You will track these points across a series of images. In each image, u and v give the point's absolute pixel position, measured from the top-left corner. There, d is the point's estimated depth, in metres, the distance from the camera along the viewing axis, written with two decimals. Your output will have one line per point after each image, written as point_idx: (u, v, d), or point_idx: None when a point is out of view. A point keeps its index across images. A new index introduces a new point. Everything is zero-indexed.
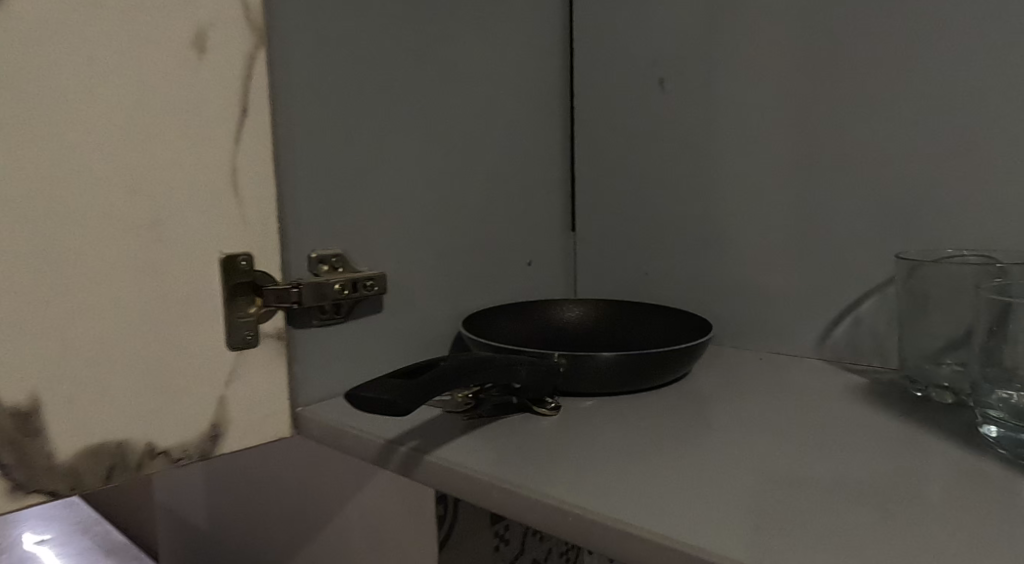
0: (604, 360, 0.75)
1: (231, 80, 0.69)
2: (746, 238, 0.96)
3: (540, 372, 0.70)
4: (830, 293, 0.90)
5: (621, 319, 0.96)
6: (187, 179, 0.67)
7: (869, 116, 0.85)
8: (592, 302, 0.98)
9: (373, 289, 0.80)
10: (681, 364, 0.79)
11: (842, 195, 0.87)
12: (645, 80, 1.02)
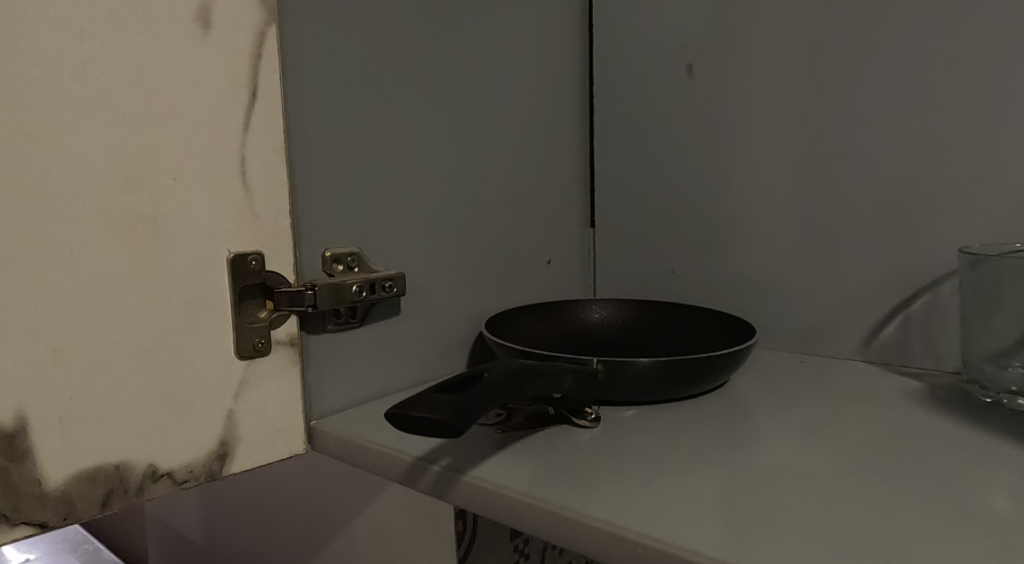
0: (643, 365, 0.68)
1: (238, 59, 0.62)
2: (783, 232, 0.90)
3: (581, 381, 0.64)
4: (877, 291, 0.84)
5: (651, 321, 0.90)
6: (192, 169, 0.60)
7: (924, 101, 0.79)
8: (620, 304, 0.92)
9: (394, 291, 0.74)
10: (725, 369, 0.72)
11: (890, 183, 0.82)
12: (671, 64, 0.96)
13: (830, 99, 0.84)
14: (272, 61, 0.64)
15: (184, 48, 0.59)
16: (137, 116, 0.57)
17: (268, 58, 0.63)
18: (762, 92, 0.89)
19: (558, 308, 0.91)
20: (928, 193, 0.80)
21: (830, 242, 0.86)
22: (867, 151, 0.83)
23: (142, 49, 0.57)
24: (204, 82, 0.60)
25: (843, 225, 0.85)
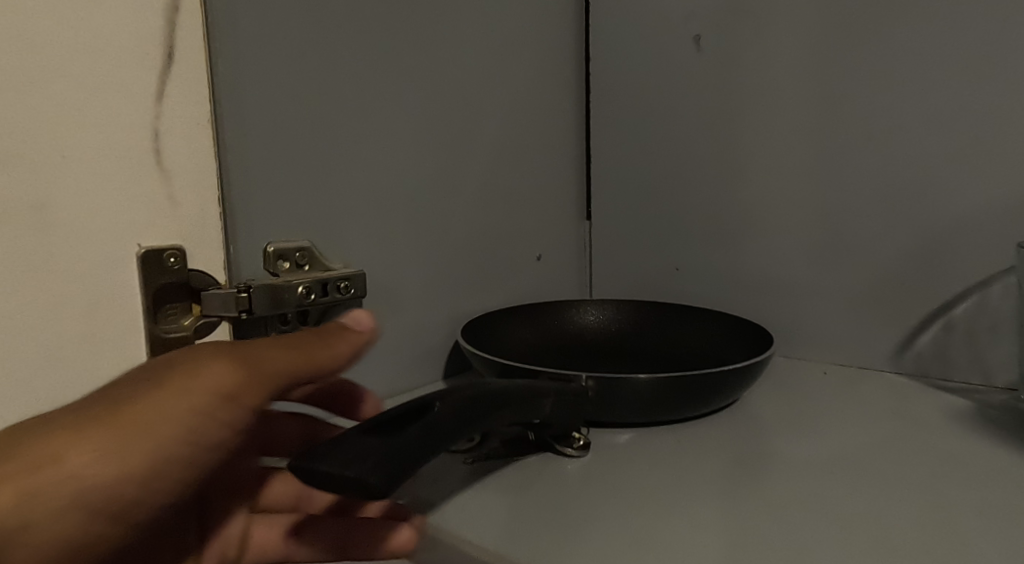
0: (643, 383, 0.58)
1: (147, 15, 0.52)
2: (803, 223, 0.79)
3: (566, 404, 0.54)
4: (913, 293, 0.73)
5: (653, 324, 0.80)
6: (91, 147, 0.51)
7: (967, 68, 0.69)
8: (618, 303, 0.82)
9: (352, 293, 0.63)
10: (737, 386, 0.62)
11: (925, 164, 0.71)
12: (674, 31, 0.85)
13: (858, 67, 0.74)
14: (193, 15, 0.54)
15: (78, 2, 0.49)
16: (18, 84, 0.48)
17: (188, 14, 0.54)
18: (777, 61, 0.78)
19: (549, 309, 0.81)
20: (971, 174, 0.69)
21: (857, 236, 0.76)
22: (899, 126, 0.72)
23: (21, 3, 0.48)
24: (106, 43, 0.51)
25: (874, 214, 0.75)
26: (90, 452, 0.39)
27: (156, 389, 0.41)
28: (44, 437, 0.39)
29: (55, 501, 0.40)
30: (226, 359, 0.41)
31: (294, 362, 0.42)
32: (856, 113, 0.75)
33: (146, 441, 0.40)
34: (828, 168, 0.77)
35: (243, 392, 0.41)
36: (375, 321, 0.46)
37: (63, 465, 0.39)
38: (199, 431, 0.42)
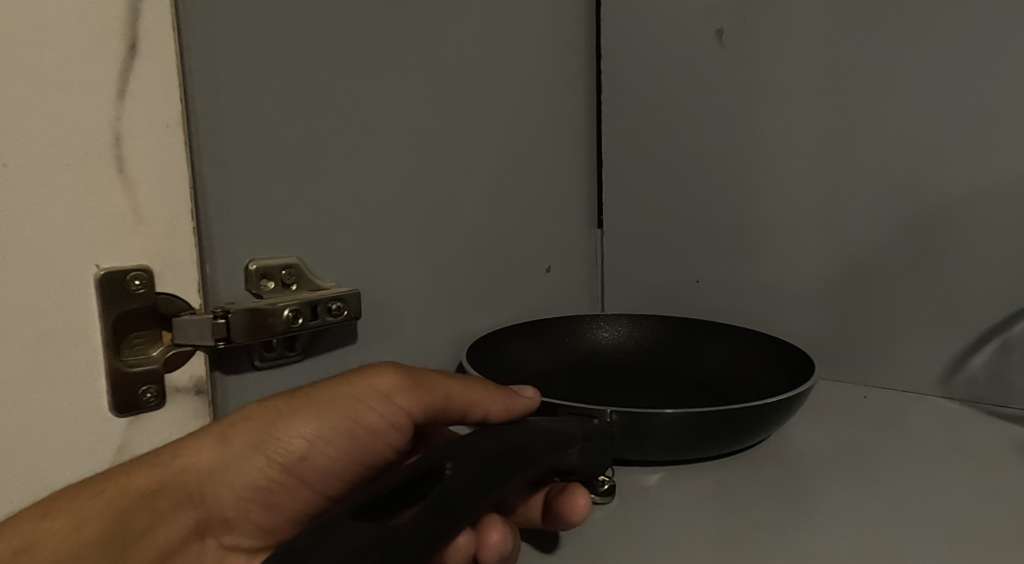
0: (674, 420, 0.52)
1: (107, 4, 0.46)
2: (838, 233, 0.72)
3: (592, 451, 0.50)
4: (964, 312, 0.67)
5: (674, 344, 0.74)
6: (38, 156, 0.44)
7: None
8: (636, 321, 0.75)
9: (343, 314, 0.56)
10: (776, 423, 0.56)
11: (978, 169, 0.65)
12: (693, 24, 0.78)
13: (900, 61, 0.68)
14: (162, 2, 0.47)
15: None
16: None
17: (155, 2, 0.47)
18: (810, 56, 0.72)
19: (561, 325, 0.75)
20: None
21: (899, 249, 0.69)
22: (948, 127, 0.66)
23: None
24: (56, 37, 0.44)
25: (920, 222, 0.68)
26: (299, 433, 0.47)
27: (337, 383, 0.48)
28: (265, 411, 0.46)
29: (261, 464, 0.48)
30: (395, 368, 0.48)
31: (456, 389, 0.49)
32: (900, 112, 0.68)
33: (335, 422, 0.48)
34: (867, 173, 0.70)
35: (404, 396, 0.48)
36: (535, 391, 0.52)
37: (278, 442, 0.47)
38: (363, 422, 0.48)
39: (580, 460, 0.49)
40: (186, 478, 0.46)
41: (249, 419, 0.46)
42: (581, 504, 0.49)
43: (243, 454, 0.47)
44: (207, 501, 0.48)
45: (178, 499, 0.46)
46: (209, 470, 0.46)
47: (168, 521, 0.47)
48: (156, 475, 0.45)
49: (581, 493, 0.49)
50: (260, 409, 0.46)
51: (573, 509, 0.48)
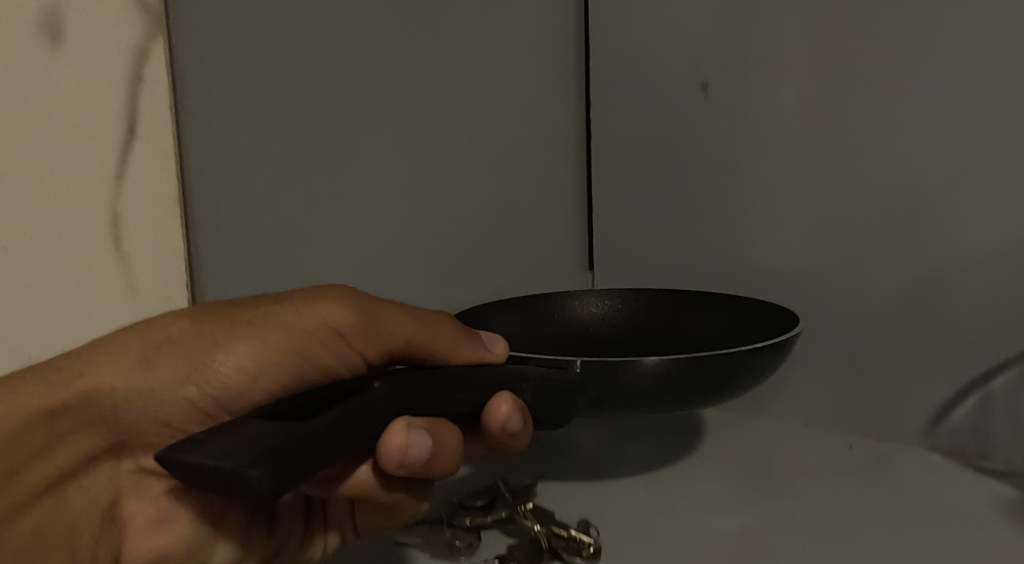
0: (651, 365, 0.55)
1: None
2: (821, 284, 0.73)
3: (554, 396, 0.51)
4: (944, 365, 0.68)
5: (651, 317, 0.76)
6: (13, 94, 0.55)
7: (986, 118, 0.63)
8: (613, 293, 0.77)
9: None
10: (749, 375, 0.58)
11: (944, 221, 0.66)
12: (671, 80, 0.81)
13: (863, 118, 0.69)
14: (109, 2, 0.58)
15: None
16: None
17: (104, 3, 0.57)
18: (779, 114, 0.74)
19: (537, 300, 0.76)
20: (998, 236, 0.64)
21: (876, 300, 0.70)
22: (923, 181, 0.67)
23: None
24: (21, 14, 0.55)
25: (891, 277, 0.69)
26: (236, 362, 0.47)
27: (282, 311, 0.48)
28: (198, 335, 0.46)
29: (186, 393, 0.47)
30: (347, 302, 0.48)
31: (417, 330, 0.48)
32: (867, 170, 0.69)
33: (278, 352, 0.47)
34: (837, 227, 0.72)
35: (357, 335, 0.48)
36: (506, 346, 0.51)
37: (211, 370, 0.47)
38: (314, 357, 0.48)
39: (534, 402, 0.50)
40: (99, 395, 0.45)
41: (176, 343, 0.46)
42: (502, 412, 0.48)
43: (169, 380, 0.46)
44: (123, 428, 0.47)
45: (89, 418, 0.46)
46: (125, 391, 0.46)
47: (72, 441, 0.46)
48: (62, 393, 0.44)
49: (502, 398, 0.48)
50: (193, 330, 0.47)
51: (491, 416, 0.48)
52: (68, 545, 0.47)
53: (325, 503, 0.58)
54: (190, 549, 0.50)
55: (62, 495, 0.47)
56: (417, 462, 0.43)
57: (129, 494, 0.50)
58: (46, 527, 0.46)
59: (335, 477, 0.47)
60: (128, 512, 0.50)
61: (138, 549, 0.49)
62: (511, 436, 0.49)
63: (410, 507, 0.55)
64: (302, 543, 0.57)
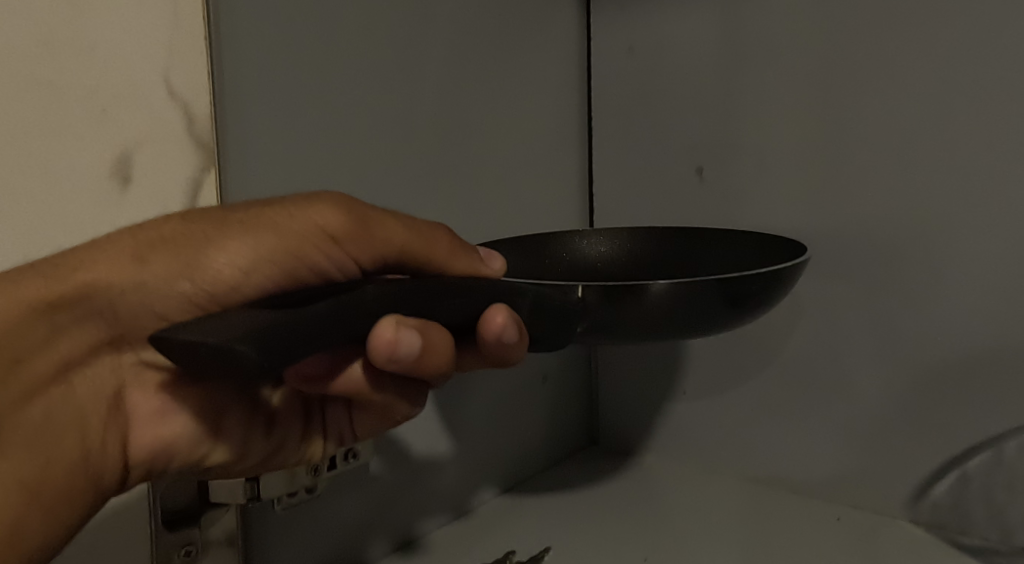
0: (657, 292, 0.54)
1: (155, 13, 0.53)
2: (811, 360, 0.76)
3: (551, 318, 0.47)
4: (924, 443, 0.72)
5: (655, 252, 0.76)
6: (68, 96, 0.50)
7: (994, 210, 0.66)
8: (619, 232, 0.76)
9: (359, 459, 0.63)
10: (758, 297, 0.58)
11: (946, 310, 0.69)
12: (677, 143, 0.81)
13: (878, 195, 0.70)
14: (195, 22, 0.54)
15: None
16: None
17: (190, 26, 0.54)
18: (792, 178, 0.75)
19: (544, 241, 0.74)
20: (994, 326, 0.67)
21: (858, 378, 0.74)
22: (906, 272, 0.70)
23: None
24: (88, 27, 0.50)
25: (888, 354, 0.72)
26: (228, 258, 0.45)
27: (274, 212, 0.45)
28: (188, 235, 0.45)
29: (181, 287, 0.46)
30: (341, 205, 0.44)
31: (411, 237, 0.44)
32: (862, 254, 0.72)
33: (271, 250, 0.45)
34: (844, 297, 0.74)
35: (350, 238, 0.44)
36: (504, 263, 0.48)
37: (204, 264, 0.45)
38: (307, 259, 0.45)
39: (532, 320, 0.46)
40: (96, 290, 0.45)
41: (169, 241, 0.45)
42: (498, 322, 0.43)
43: (161, 274, 0.45)
44: (120, 318, 0.46)
45: (89, 311, 0.45)
46: (118, 283, 0.45)
47: (74, 336, 0.45)
48: (57, 287, 0.43)
49: (496, 309, 0.43)
50: (183, 229, 0.45)
51: (485, 325, 0.43)
52: (78, 439, 0.44)
53: (325, 400, 0.58)
54: (191, 444, 0.50)
55: (69, 386, 0.45)
56: (408, 362, 0.39)
57: (131, 388, 0.48)
58: (56, 415, 0.44)
59: (324, 368, 0.45)
60: (133, 407, 0.48)
61: (143, 441, 0.48)
62: (507, 348, 0.44)
63: (403, 411, 0.53)
64: (302, 439, 0.57)
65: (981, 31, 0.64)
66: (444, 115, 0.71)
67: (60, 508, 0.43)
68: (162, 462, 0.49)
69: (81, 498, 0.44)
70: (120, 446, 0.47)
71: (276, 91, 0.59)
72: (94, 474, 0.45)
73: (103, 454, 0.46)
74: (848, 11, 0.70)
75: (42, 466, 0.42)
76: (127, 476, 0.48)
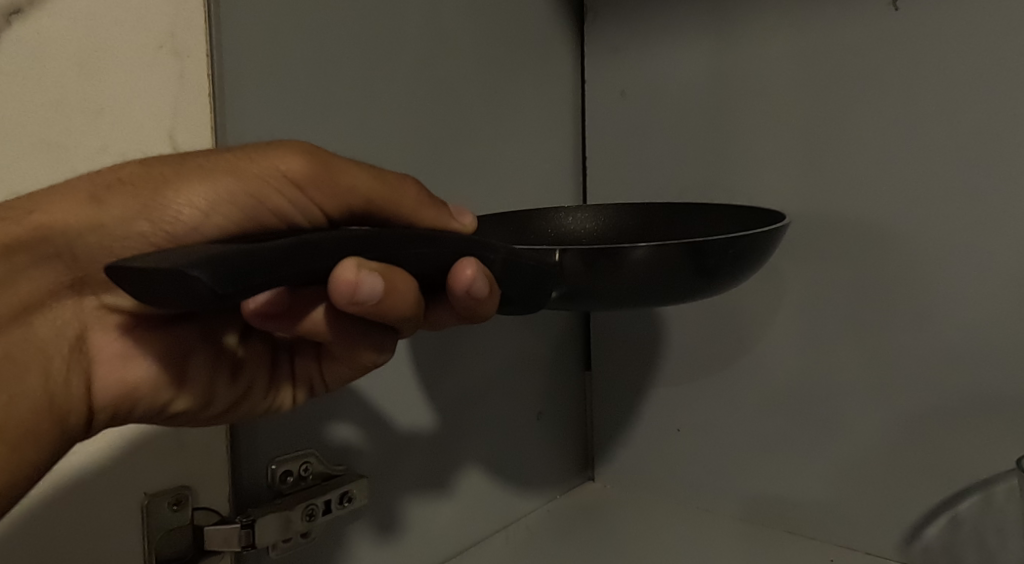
0: (638, 257, 0.50)
1: (161, 76, 0.53)
2: (805, 398, 0.73)
3: (524, 278, 0.45)
4: (917, 485, 0.68)
5: (643, 227, 0.70)
6: (73, 147, 0.50)
7: (999, 241, 0.62)
8: (603, 206, 0.71)
9: (355, 503, 0.62)
10: (737, 271, 0.54)
11: (950, 345, 0.65)
12: (671, 171, 0.79)
13: (876, 225, 0.67)
14: (200, 81, 0.55)
15: (69, 19, 0.49)
16: (4, 83, 0.47)
17: (194, 87, 0.54)
18: (787, 206, 0.72)
19: (525, 218, 0.69)
20: (1001, 364, 0.63)
21: (856, 418, 0.70)
22: (900, 306, 0.67)
23: (4, 34, 0.47)
24: (96, 91, 0.51)
25: (889, 392, 0.68)
26: (187, 198, 0.42)
27: (234, 155, 0.43)
28: (147, 176, 0.42)
29: (140, 227, 0.42)
30: (304, 151, 0.43)
31: (377, 186, 0.43)
32: (854, 288, 0.69)
33: (231, 193, 0.42)
34: (843, 332, 0.70)
35: (313, 183, 0.42)
36: (475, 219, 0.47)
37: (164, 204, 0.42)
38: (268, 201, 0.43)
39: (501, 275, 0.43)
40: (53, 232, 0.42)
41: (127, 183, 0.42)
42: (466, 276, 0.40)
43: (119, 215, 0.42)
44: (80, 260, 0.43)
45: (51, 255, 0.42)
46: (78, 226, 0.42)
47: (32, 280, 0.42)
48: (13, 230, 0.41)
49: (467, 261, 0.40)
50: (142, 171, 0.43)
51: (454, 280, 0.40)
52: (40, 371, 0.42)
53: (293, 348, 0.53)
54: (156, 390, 0.46)
55: (28, 327, 0.43)
56: (369, 306, 0.36)
57: (93, 332, 0.45)
58: (18, 354, 0.42)
59: (282, 306, 0.43)
60: (96, 350, 0.45)
61: (108, 384, 0.45)
62: (476, 303, 0.41)
63: (370, 357, 0.48)
64: (268, 390, 0.52)
65: (983, 54, 0.61)
66: (431, 139, 0.69)
67: (20, 450, 0.41)
68: (127, 410, 0.45)
69: (44, 438, 0.42)
70: (84, 388, 0.44)
71: (266, 114, 0.58)
72: (58, 409, 0.42)
73: (68, 392, 0.43)
74: (845, 34, 0.67)
75: (3, 406, 0.40)
76: (93, 419, 0.45)
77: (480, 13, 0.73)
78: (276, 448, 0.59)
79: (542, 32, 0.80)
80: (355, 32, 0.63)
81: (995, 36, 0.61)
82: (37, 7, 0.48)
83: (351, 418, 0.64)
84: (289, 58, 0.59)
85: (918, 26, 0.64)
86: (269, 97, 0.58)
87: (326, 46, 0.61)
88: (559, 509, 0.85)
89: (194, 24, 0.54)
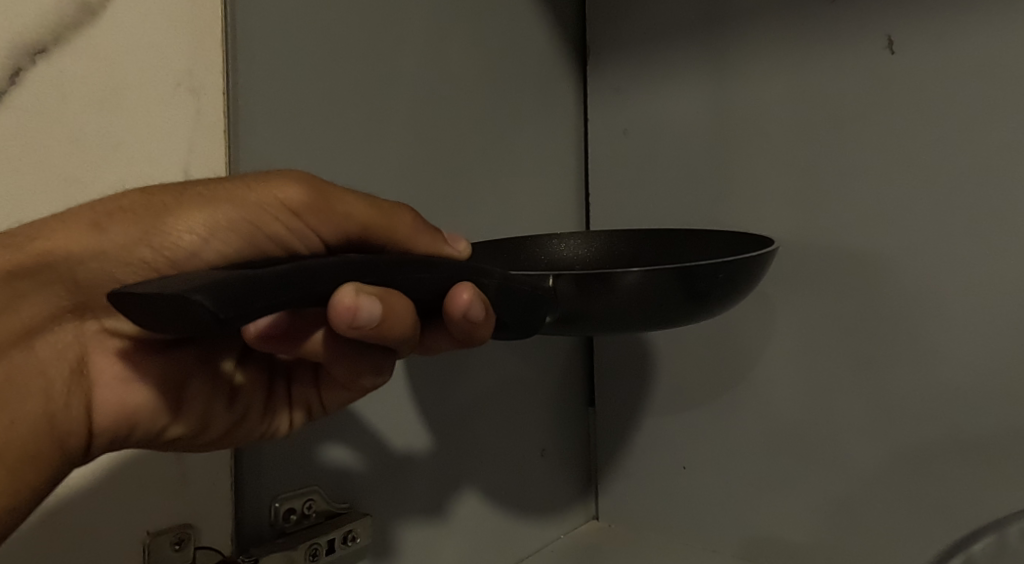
0: (629, 282, 0.51)
1: (177, 114, 0.54)
2: (807, 434, 0.72)
3: (518, 304, 0.45)
4: (918, 523, 0.68)
5: (635, 253, 0.71)
6: (92, 180, 0.51)
7: (996, 275, 0.62)
8: (597, 234, 0.71)
9: (358, 542, 0.62)
10: (727, 295, 0.54)
11: (948, 381, 0.65)
12: (672, 208, 0.79)
13: (875, 259, 0.68)
14: (215, 119, 0.56)
15: (89, 58, 0.50)
16: (22, 119, 0.48)
17: (209, 126, 0.56)
18: (787, 244, 0.72)
19: (521, 245, 0.70)
20: (1004, 400, 0.63)
21: (857, 453, 0.70)
22: (900, 341, 0.67)
23: (27, 71, 0.48)
24: (114, 128, 0.51)
25: (889, 428, 0.68)
26: (187, 224, 0.42)
27: (234, 184, 0.43)
28: (147, 204, 0.43)
29: (141, 253, 0.43)
30: (301, 180, 0.43)
31: (371, 213, 0.44)
32: (854, 324, 0.69)
33: (229, 220, 0.43)
34: (844, 369, 0.70)
35: (310, 211, 0.43)
36: (469, 246, 0.48)
37: (164, 231, 0.42)
38: (266, 228, 0.43)
39: (496, 301, 0.43)
40: (56, 259, 0.42)
41: (128, 211, 0.43)
42: (463, 300, 0.40)
43: (118, 241, 0.43)
44: (83, 286, 0.44)
45: (50, 279, 0.43)
46: (77, 252, 0.43)
47: (32, 301, 0.43)
48: (15, 256, 0.42)
49: (463, 286, 0.40)
50: (142, 200, 0.43)
51: (451, 304, 0.40)
52: (41, 394, 0.42)
53: (291, 373, 0.53)
54: (153, 415, 0.46)
55: (29, 351, 0.43)
56: (368, 330, 0.37)
57: (94, 354, 0.45)
58: (20, 377, 0.42)
59: (285, 328, 0.43)
60: (96, 374, 0.45)
61: (107, 408, 0.45)
62: (473, 327, 0.41)
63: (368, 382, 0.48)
64: (264, 415, 0.52)
65: (982, 90, 0.62)
66: (438, 177, 0.70)
67: (19, 473, 0.40)
68: (125, 433, 0.45)
69: (46, 463, 0.42)
70: (84, 410, 0.44)
71: (276, 150, 0.58)
72: (60, 433, 0.42)
73: (69, 416, 0.43)
74: (843, 74, 0.68)
75: (3, 428, 0.40)
76: (92, 442, 0.45)
77: (485, 55, 0.74)
78: (278, 481, 0.59)
79: (546, 71, 0.81)
80: (363, 72, 0.64)
81: (989, 74, 0.62)
82: (59, 49, 0.49)
83: (352, 452, 0.64)
84: (300, 96, 0.60)
85: (914, 65, 0.65)
86: (280, 134, 0.59)
87: (335, 84, 0.62)
88: (562, 550, 0.84)
89: (210, 64, 0.56)
